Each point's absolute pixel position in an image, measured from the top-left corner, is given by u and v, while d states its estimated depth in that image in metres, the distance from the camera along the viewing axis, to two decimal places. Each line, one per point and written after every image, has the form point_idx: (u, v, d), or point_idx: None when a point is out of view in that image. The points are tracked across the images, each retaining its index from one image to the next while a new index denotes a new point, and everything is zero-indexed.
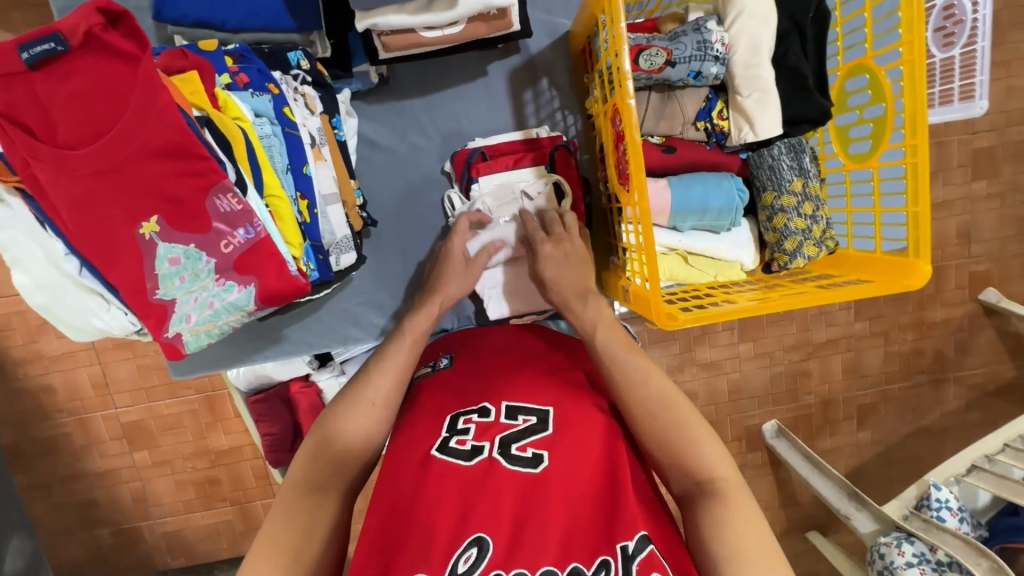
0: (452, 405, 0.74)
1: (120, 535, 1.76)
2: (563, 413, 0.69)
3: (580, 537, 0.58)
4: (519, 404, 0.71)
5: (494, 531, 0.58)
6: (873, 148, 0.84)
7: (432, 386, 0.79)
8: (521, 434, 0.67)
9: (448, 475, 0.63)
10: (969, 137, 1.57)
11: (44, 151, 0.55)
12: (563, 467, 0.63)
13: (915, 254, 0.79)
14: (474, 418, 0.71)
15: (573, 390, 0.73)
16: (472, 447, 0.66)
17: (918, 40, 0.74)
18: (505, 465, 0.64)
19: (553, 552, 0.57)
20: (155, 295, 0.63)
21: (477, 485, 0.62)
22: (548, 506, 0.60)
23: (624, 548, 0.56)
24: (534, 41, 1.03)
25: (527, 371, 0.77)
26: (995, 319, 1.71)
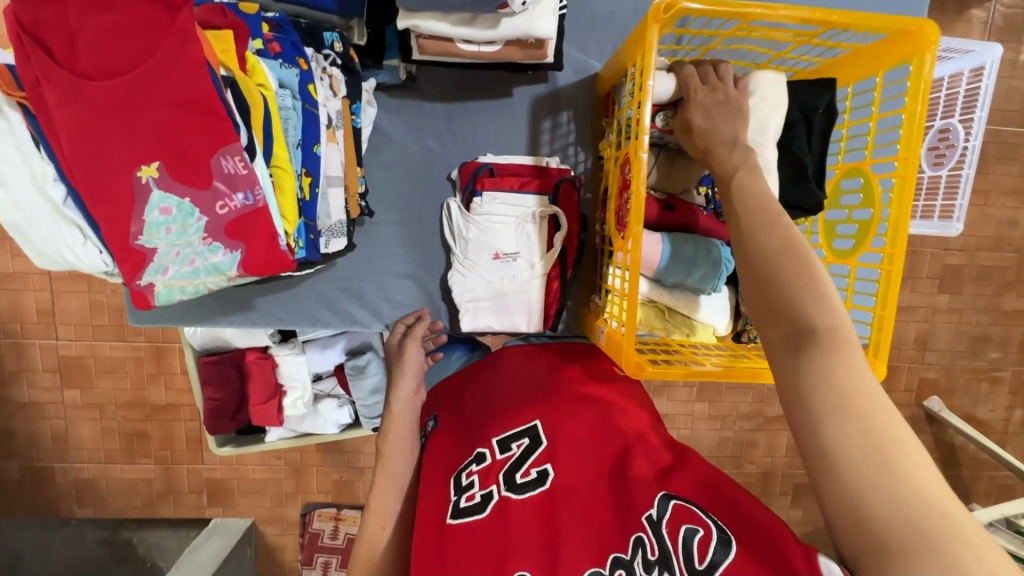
0: (448, 464, 0.70)
1: (29, 472, 1.67)
2: (550, 422, 0.69)
3: (604, 527, 0.58)
4: (506, 432, 0.69)
5: (533, 563, 0.56)
6: (856, 247, 0.89)
7: (430, 450, 0.74)
8: (519, 461, 0.65)
9: (469, 533, 0.60)
10: (941, 252, 1.67)
11: (60, 75, 0.55)
12: (568, 475, 0.63)
13: (874, 354, 0.83)
14: (474, 468, 0.67)
15: (556, 400, 0.73)
16: (481, 497, 0.63)
17: (913, 158, 0.79)
18: (516, 498, 0.62)
19: (590, 552, 0.56)
20: (137, 241, 0.62)
21: (498, 526, 0.60)
22: (564, 512, 0.59)
23: (649, 517, 0.56)
24: (562, 75, 1.06)
25: (512, 404, 0.74)
26: (935, 426, 1.79)
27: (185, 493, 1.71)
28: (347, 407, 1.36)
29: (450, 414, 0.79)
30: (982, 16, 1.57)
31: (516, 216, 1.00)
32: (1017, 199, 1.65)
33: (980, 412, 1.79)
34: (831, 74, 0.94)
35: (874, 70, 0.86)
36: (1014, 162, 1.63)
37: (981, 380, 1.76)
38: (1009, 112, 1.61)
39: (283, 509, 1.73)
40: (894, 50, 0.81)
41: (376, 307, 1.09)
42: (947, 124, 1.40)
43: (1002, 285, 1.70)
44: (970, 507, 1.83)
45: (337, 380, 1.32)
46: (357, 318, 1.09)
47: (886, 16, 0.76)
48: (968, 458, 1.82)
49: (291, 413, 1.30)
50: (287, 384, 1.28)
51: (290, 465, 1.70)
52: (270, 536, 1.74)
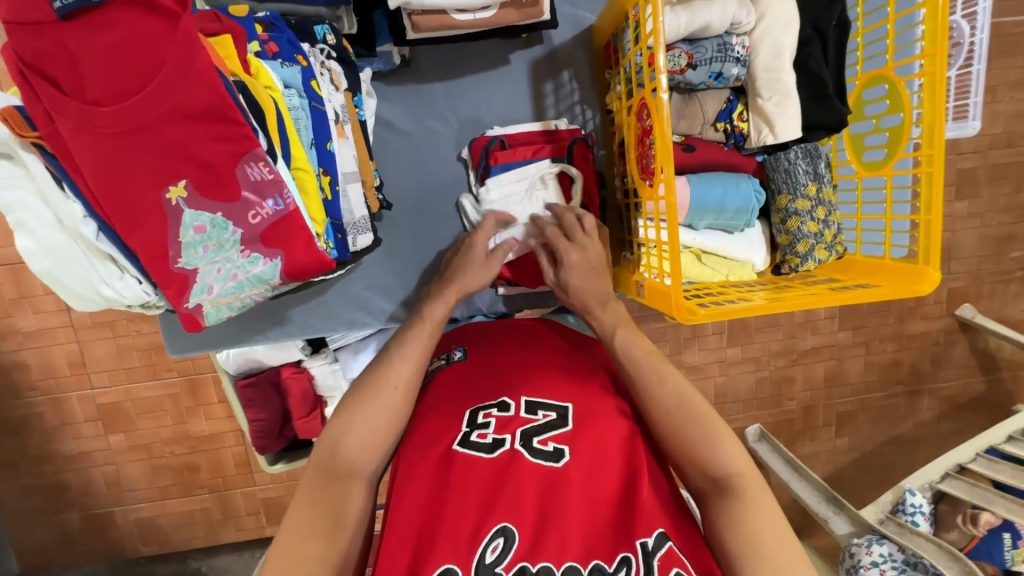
0: (467, 398, 0.74)
1: (90, 520, 1.70)
2: (584, 411, 0.71)
3: (600, 535, 0.61)
4: (540, 398, 0.72)
5: (518, 525, 0.61)
6: (888, 157, 0.86)
7: (447, 379, 0.79)
8: (543, 428, 0.69)
9: (471, 468, 0.65)
10: (954, 157, 1.63)
11: (72, 107, 0.53)
12: (585, 466, 0.65)
13: (924, 262, 0.81)
14: (494, 412, 0.71)
15: (592, 386, 0.74)
16: (493, 440, 0.68)
17: (941, 53, 0.76)
18: (528, 458, 0.66)
19: (576, 548, 0.60)
20: (177, 264, 0.61)
21: (499, 477, 0.64)
22: (569, 502, 0.62)
23: (643, 545, 0.59)
24: (557, 33, 1.03)
25: (547, 370, 0.76)
26: (970, 334, 1.77)
27: (244, 516, 1.74)
28: None
29: (479, 354, 0.83)
30: None
31: (527, 187, 0.98)
32: None
33: (1013, 313, 1.76)
34: None
35: None
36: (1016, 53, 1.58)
37: (1011, 280, 1.73)
38: (1004, 1, 1.55)
39: None
40: None
41: (406, 301, 1.08)
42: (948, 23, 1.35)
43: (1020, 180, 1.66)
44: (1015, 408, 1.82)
45: None
46: (391, 314, 1.08)
47: None
48: (1006, 360, 1.81)
49: None
50: (327, 394, 1.28)
51: None
52: None
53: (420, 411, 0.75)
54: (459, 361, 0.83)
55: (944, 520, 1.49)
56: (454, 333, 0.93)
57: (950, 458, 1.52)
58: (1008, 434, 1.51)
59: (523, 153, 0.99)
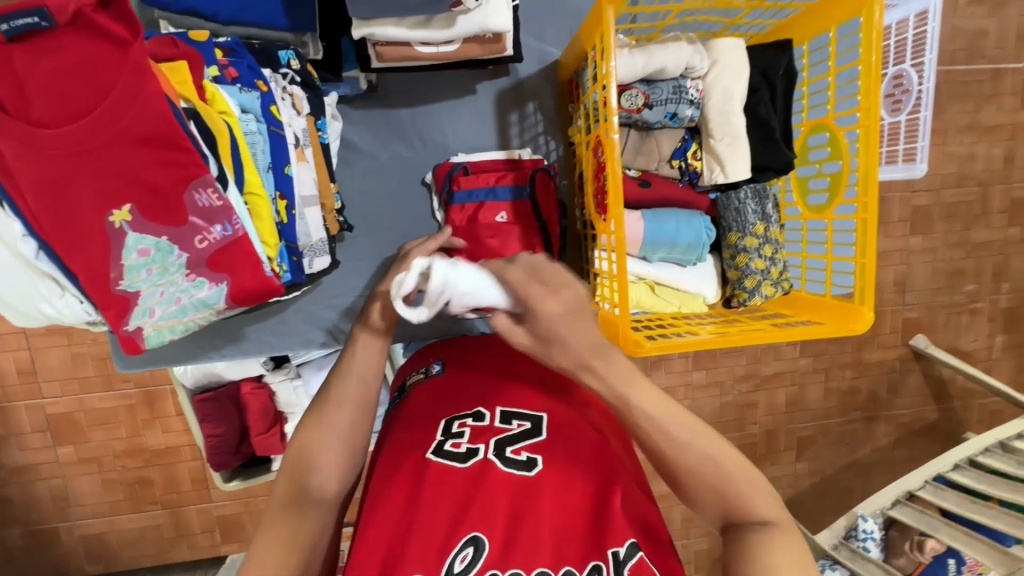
0: (446, 410, 0.75)
1: (32, 536, 1.63)
2: (559, 421, 0.71)
3: (572, 544, 0.59)
4: (513, 408, 0.73)
5: (489, 532, 0.60)
6: (830, 200, 0.91)
7: (427, 392, 0.79)
8: (516, 437, 0.68)
9: (445, 475, 0.65)
10: (909, 194, 1.71)
11: (16, 127, 0.53)
12: (556, 472, 0.64)
13: (860, 301, 0.85)
14: (469, 422, 0.72)
15: (568, 399, 0.75)
16: (466, 448, 0.68)
17: (874, 107, 0.81)
18: (499, 467, 0.65)
19: (547, 554, 0.57)
20: (118, 286, 0.61)
21: (471, 484, 0.64)
22: (540, 507, 0.61)
23: (615, 554, 0.57)
24: (523, 66, 1.06)
25: (525, 386, 0.77)
26: (923, 363, 1.85)
27: (198, 534, 1.68)
28: None
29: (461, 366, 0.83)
30: None
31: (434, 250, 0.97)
32: (973, 134, 1.70)
33: (963, 344, 1.85)
34: (785, 34, 0.96)
35: (825, 27, 0.88)
36: (965, 99, 1.68)
37: (961, 313, 1.82)
38: (955, 51, 1.65)
39: None
40: (841, 5, 0.83)
41: None
42: (900, 70, 1.44)
43: (969, 218, 1.75)
44: (965, 436, 1.90)
45: None
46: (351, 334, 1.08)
47: None
48: (957, 389, 1.89)
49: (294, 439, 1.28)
50: (288, 411, 1.27)
51: None
52: None
53: (401, 422, 0.75)
54: (437, 373, 0.82)
55: (893, 546, 1.54)
56: (429, 348, 0.93)
57: (898, 485, 1.56)
58: (955, 462, 1.54)
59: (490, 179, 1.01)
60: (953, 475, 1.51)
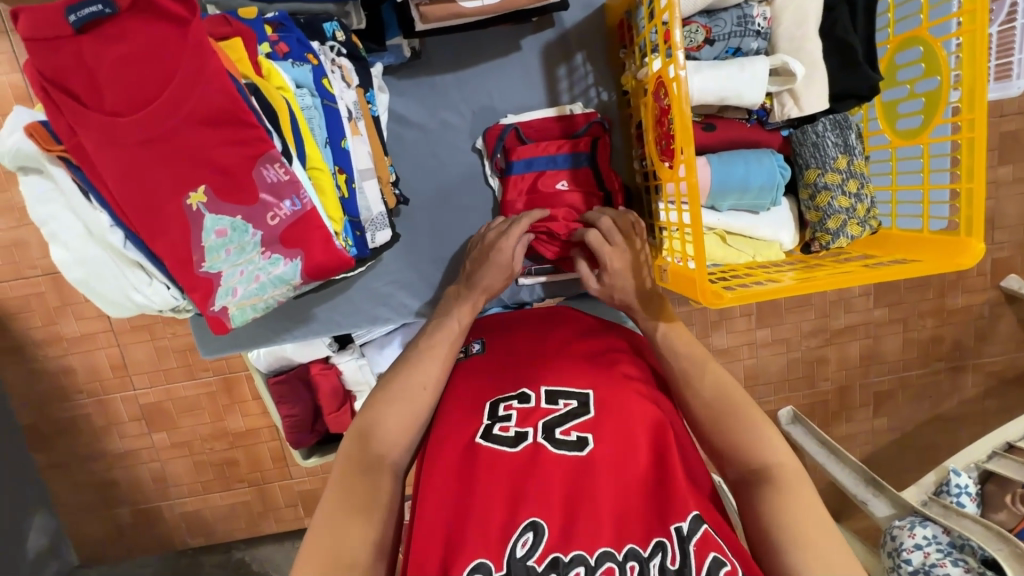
0: (488, 393, 0.77)
1: (140, 514, 1.78)
2: (604, 398, 0.72)
3: (634, 520, 0.62)
4: (558, 388, 0.74)
5: (549, 517, 0.62)
6: (925, 123, 0.81)
7: (469, 372, 0.82)
8: (564, 419, 0.70)
9: (497, 460, 0.67)
10: (997, 119, 1.53)
11: (92, 119, 0.54)
12: (609, 453, 0.67)
13: (967, 233, 0.77)
14: (515, 404, 0.74)
15: (609, 375, 0.76)
16: (516, 433, 0.70)
17: (980, 10, 0.71)
18: (552, 450, 0.67)
19: (609, 533, 0.61)
20: (202, 268, 0.62)
21: (526, 469, 0.66)
22: (598, 488, 0.64)
23: (678, 530, 0.60)
24: (569, 15, 1.00)
25: (563, 360, 0.79)
26: (1017, 305, 1.68)
27: (282, 508, 1.79)
28: None
29: (504, 345, 0.85)
30: None
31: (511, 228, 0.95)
32: None
33: None
34: None
35: None
36: None
37: None
38: None
39: None
40: None
41: (426, 295, 1.09)
42: None
43: None
44: None
45: None
46: (413, 309, 1.09)
47: None
48: None
49: None
50: (355, 389, 1.30)
51: None
52: None
53: (443, 408, 0.77)
54: (477, 352, 0.86)
55: (992, 501, 1.42)
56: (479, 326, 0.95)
57: (995, 437, 1.47)
58: None
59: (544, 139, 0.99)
60: None
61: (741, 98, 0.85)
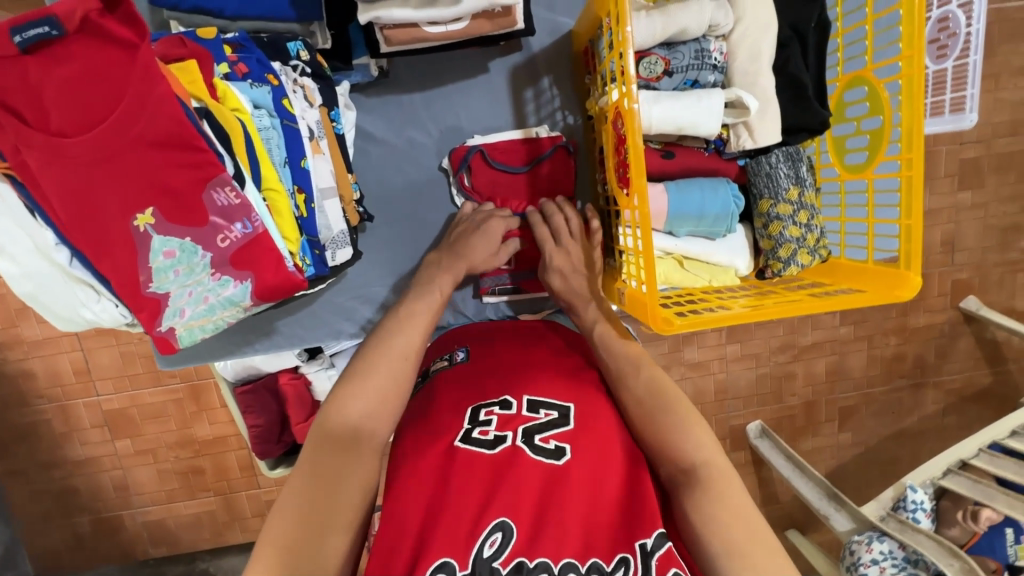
0: (472, 397, 0.77)
1: (100, 523, 1.73)
2: (585, 411, 0.73)
3: (602, 532, 0.63)
4: (541, 397, 0.75)
5: (517, 521, 0.63)
6: (870, 160, 0.85)
7: (453, 375, 0.82)
8: (544, 427, 0.71)
9: (474, 462, 0.68)
10: (956, 147, 1.59)
11: (37, 138, 0.54)
12: (584, 463, 0.67)
13: (906, 267, 0.80)
14: (496, 409, 0.74)
15: (592, 388, 0.77)
16: (495, 436, 0.70)
17: (916, 55, 0.74)
18: (528, 456, 0.68)
19: (575, 544, 0.62)
20: (149, 289, 0.62)
21: (500, 473, 0.67)
22: (569, 498, 0.64)
23: (643, 545, 0.61)
24: (536, 39, 1.02)
25: (548, 371, 0.79)
26: (974, 326, 1.74)
27: (249, 518, 1.76)
28: None
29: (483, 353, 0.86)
30: None
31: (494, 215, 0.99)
32: None
33: (1018, 303, 1.73)
34: None
35: None
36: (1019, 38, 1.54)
37: (1015, 271, 1.70)
38: None
39: None
40: None
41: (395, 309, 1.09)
42: (945, 12, 1.31)
43: None
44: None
45: None
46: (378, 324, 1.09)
47: None
48: (1013, 351, 1.78)
49: None
50: (324, 400, 1.28)
51: None
52: None
53: (427, 407, 0.77)
54: (462, 361, 0.86)
55: (945, 517, 1.48)
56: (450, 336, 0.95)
57: (950, 454, 1.51)
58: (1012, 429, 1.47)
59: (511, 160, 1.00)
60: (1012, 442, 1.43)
61: (699, 129, 0.87)
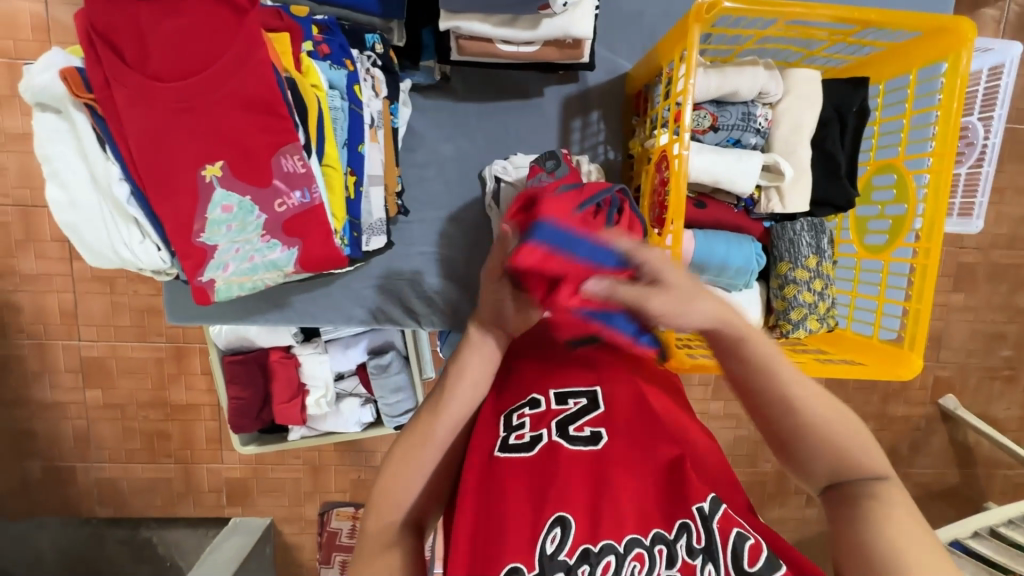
0: (500, 401, 0.73)
1: (51, 472, 1.68)
2: (612, 393, 0.72)
3: (654, 505, 0.62)
4: (566, 388, 0.72)
5: (574, 511, 0.60)
6: (890, 242, 0.91)
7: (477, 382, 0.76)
8: (576, 416, 0.69)
9: (518, 466, 0.64)
10: (956, 249, 1.67)
11: (133, 78, 0.57)
12: (620, 445, 0.67)
13: (909, 347, 0.84)
14: (527, 411, 0.70)
15: (617, 369, 0.75)
16: (531, 438, 0.67)
17: (948, 154, 0.80)
18: (568, 447, 0.66)
19: (633, 520, 0.60)
20: (200, 238, 0.63)
21: (546, 470, 0.63)
22: (617, 479, 0.63)
23: (700, 509, 0.60)
24: (592, 75, 1.07)
25: (577, 356, 0.76)
26: (949, 424, 1.79)
27: (205, 493, 1.72)
28: (369, 406, 1.36)
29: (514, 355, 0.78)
30: (996, 16, 1.53)
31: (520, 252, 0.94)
32: None
33: (993, 411, 1.78)
34: (863, 73, 0.95)
35: (906, 69, 0.88)
36: None
37: (995, 378, 1.76)
38: (1023, 111, 1.60)
39: (301, 507, 1.74)
40: (926, 50, 0.83)
41: (406, 306, 1.11)
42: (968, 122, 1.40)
43: (1017, 282, 1.69)
44: (985, 506, 1.82)
45: (359, 379, 1.33)
46: (389, 317, 1.10)
47: (920, 15, 0.77)
48: (982, 455, 1.81)
49: (314, 412, 1.31)
50: (310, 383, 1.29)
51: (308, 464, 1.70)
52: (289, 535, 1.76)
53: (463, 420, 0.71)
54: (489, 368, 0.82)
55: None
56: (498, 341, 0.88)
57: None
58: (976, 529, 1.44)
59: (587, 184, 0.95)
60: (974, 544, 1.41)
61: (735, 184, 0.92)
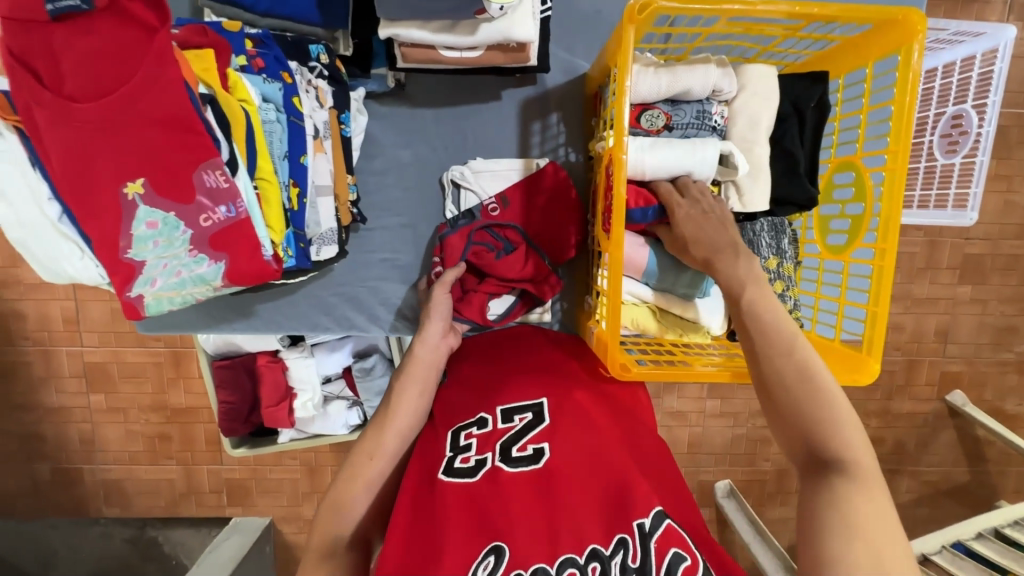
0: (453, 420, 0.81)
1: (60, 473, 1.73)
2: (559, 411, 0.78)
3: (596, 523, 0.64)
4: (512, 405, 0.79)
5: (512, 539, 0.63)
6: (848, 243, 0.88)
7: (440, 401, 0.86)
8: (519, 435, 0.75)
9: (458, 490, 0.69)
10: (961, 241, 1.59)
11: (46, 98, 0.57)
12: (560, 462, 0.70)
13: (867, 351, 0.81)
14: (474, 431, 0.78)
15: (565, 391, 0.81)
16: (476, 461, 0.73)
17: (902, 150, 0.77)
18: (508, 469, 0.71)
19: (569, 539, 0.62)
20: (126, 254, 0.65)
21: (486, 492, 0.68)
22: (557, 498, 0.66)
23: (641, 526, 0.62)
24: (550, 77, 1.06)
25: (523, 373, 0.86)
26: (959, 421, 1.72)
27: (206, 493, 1.75)
28: (355, 409, 1.37)
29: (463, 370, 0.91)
30: None
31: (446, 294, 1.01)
32: None
33: (1007, 406, 1.71)
34: (821, 67, 0.93)
35: (862, 62, 0.85)
36: None
37: (1009, 372, 1.68)
38: None
39: (299, 507, 1.76)
40: (880, 42, 0.80)
41: (373, 311, 1.11)
42: (959, 110, 1.27)
43: None
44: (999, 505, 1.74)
45: (345, 382, 1.34)
46: (356, 323, 1.11)
47: (871, 7, 0.74)
48: (995, 453, 1.73)
49: (302, 415, 1.32)
50: (298, 386, 1.30)
51: (304, 465, 1.72)
52: (289, 534, 1.78)
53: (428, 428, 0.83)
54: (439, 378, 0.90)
55: None
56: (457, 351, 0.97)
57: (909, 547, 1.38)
58: (978, 531, 1.37)
59: (518, 210, 1.02)
60: (975, 545, 1.34)
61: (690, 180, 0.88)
